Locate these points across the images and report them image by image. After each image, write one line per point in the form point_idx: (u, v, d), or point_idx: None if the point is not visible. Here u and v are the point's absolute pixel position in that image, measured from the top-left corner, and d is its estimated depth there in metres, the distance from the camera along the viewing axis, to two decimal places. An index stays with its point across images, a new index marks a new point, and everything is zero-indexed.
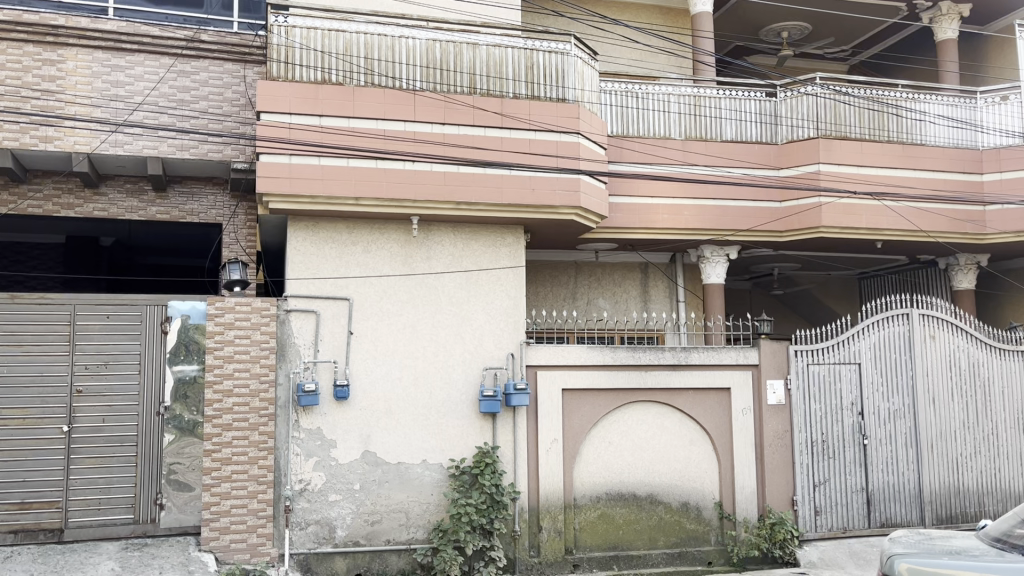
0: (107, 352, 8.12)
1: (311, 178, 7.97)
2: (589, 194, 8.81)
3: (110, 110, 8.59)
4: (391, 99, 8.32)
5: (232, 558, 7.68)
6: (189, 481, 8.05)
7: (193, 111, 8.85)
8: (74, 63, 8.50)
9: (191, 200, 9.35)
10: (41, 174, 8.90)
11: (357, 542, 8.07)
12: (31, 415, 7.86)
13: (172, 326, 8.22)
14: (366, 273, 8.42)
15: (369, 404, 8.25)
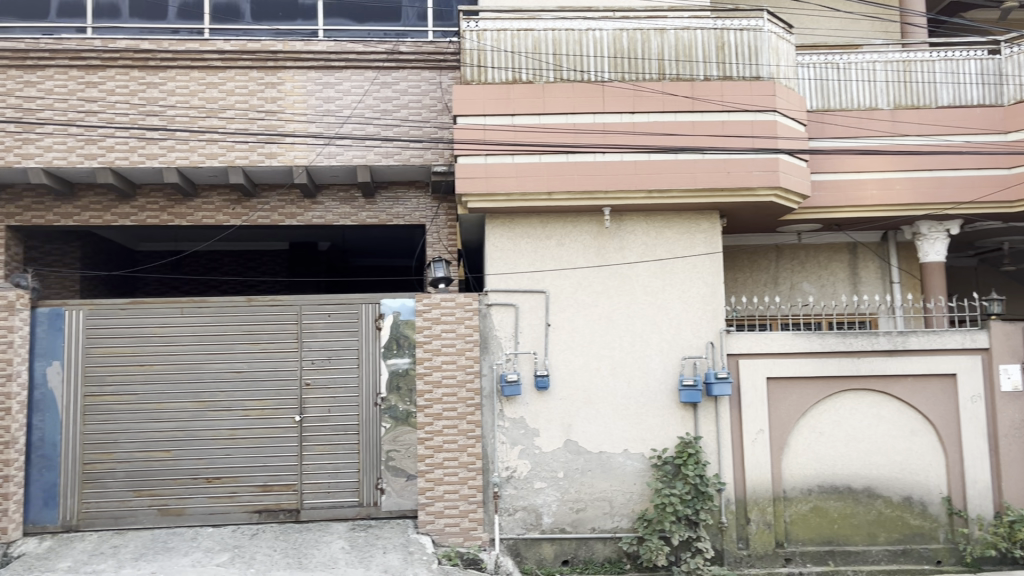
0: (330, 348, 8.82)
1: (506, 176, 8.22)
2: (788, 173, 8.41)
3: (323, 125, 9.30)
4: (580, 93, 8.42)
5: (447, 541, 8.09)
6: (405, 467, 8.60)
7: (395, 119, 9.41)
8: (291, 84, 9.30)
9: (396, 204, 9.91)
10: (268, 188, 9.81)
11: (564, 529, 8.25)
12: (269, 406, 8.71)
13: (385, 322, 8.80)
14: (561, 265, 8.55)
15: (570, 394, 8.39)
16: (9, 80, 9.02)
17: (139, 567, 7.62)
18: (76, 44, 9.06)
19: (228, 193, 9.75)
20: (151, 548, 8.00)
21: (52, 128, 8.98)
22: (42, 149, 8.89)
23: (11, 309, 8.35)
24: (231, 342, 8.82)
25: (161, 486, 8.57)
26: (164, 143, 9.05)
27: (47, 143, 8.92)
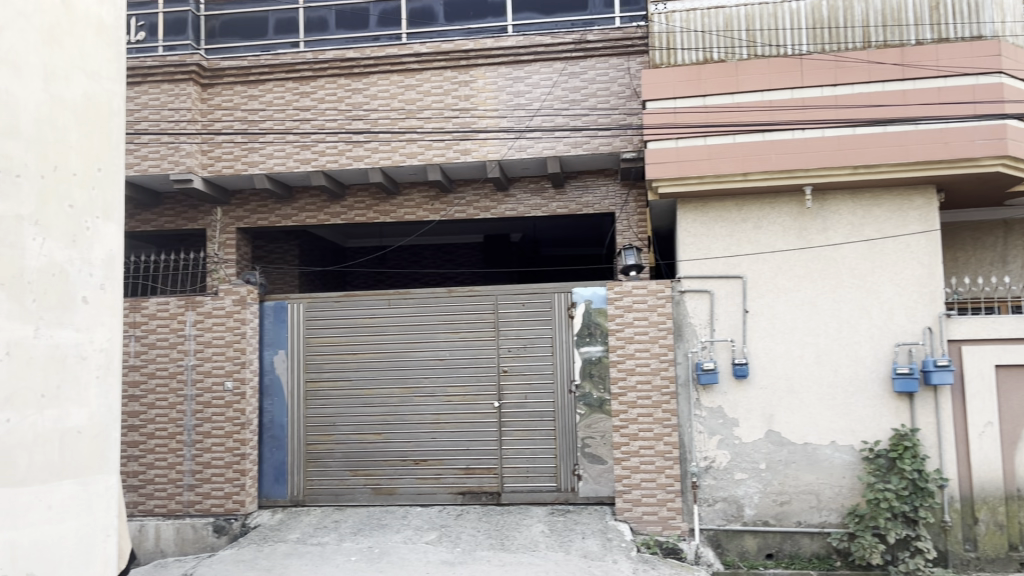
0: (525, 337, 9.04)
1: (698, 159, 8.02)
2: (1019, 140, 7.59)
3: (514, 119, 9.52)
4: (776, 68, 8.07)
5: (646, 530, 8.07)
6: (602, 454, 8.67)
7: (584, 109, 9.46)
8: (483, 81, 9.61)
9: (586, 193, 9.97)
10: (462, 182, 10.20)
11: (768, 522, 7.97)
12: (469, 392, 9.08)
13: (577, 311, 8.90)
14: (759, 249, 8.24)
15: (770, 383, 8.09)
16: (237, 95, 9.98)
17: (358, 541, 8.20)
18: (290, 58, 9.87)
19: (426, 190, 10.24)
20: (368, 524, 8.59)
21: (272, 137, 9.84)
22: (264, 156, 9.77)
23: (243, 303, 9.28)
24: (433, 331, 9.26)
25: (374, 466, 9.17)
26: (369, 145, 9.66)
27: (269, 151, 9.78)
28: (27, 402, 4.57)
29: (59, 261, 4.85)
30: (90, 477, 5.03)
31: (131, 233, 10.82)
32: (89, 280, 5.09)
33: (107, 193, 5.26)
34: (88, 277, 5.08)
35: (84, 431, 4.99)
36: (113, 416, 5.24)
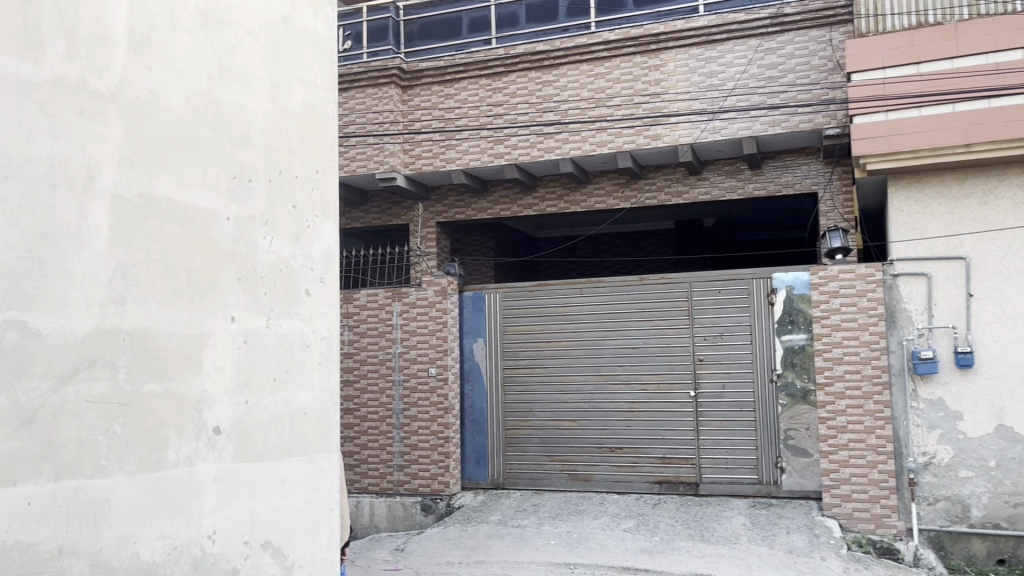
0: (721, 324, 8.82)
1: (912, 132, 7.46)
2: None
3: (707, 100, 9.27)
4: (1003, 27, 7.31)
5: (856, 527, 7.67)
6: (807, 447, 8.29)
7: (782, 85, 9.05)
8: (673, 64, 9.45)
9: (785, 172, 9.54)
10: (654, 168, 10.09)
11: (999, 525, 7.30)
12: (664, 379, 9.00)
13: (778, 297, 8.53)
14: (985, 227, 7.55)
15: (1001, 373, 7.38)
16: (434, 95, 10.45)
17: (556, 525, 8.37)
18: (483, 55, 10.19)
19: (617, 177, 10.24)
20: (566, 509, 8.76)
21: (467, 133, 10.20)
22: (460, 153, 10.16)
23: (444, 293, 9.74)
24: (626, 318, 9.26)
25: (570, 452, 9.34)
26: (559, 136, 9.78)
27: (464, 147, 10.16)
28: (261, 385, 5.06)
29: (285, 257, 5.31)
30: (316, 455, 5.48)
31: (342, 230, 11.66)
32: (311, 273, 5.53)
33: (324, 193, 5.70)
34: (310, 271, 5.52)
35: (310, 413, 5.44)
36: (334, 400, 5.66)
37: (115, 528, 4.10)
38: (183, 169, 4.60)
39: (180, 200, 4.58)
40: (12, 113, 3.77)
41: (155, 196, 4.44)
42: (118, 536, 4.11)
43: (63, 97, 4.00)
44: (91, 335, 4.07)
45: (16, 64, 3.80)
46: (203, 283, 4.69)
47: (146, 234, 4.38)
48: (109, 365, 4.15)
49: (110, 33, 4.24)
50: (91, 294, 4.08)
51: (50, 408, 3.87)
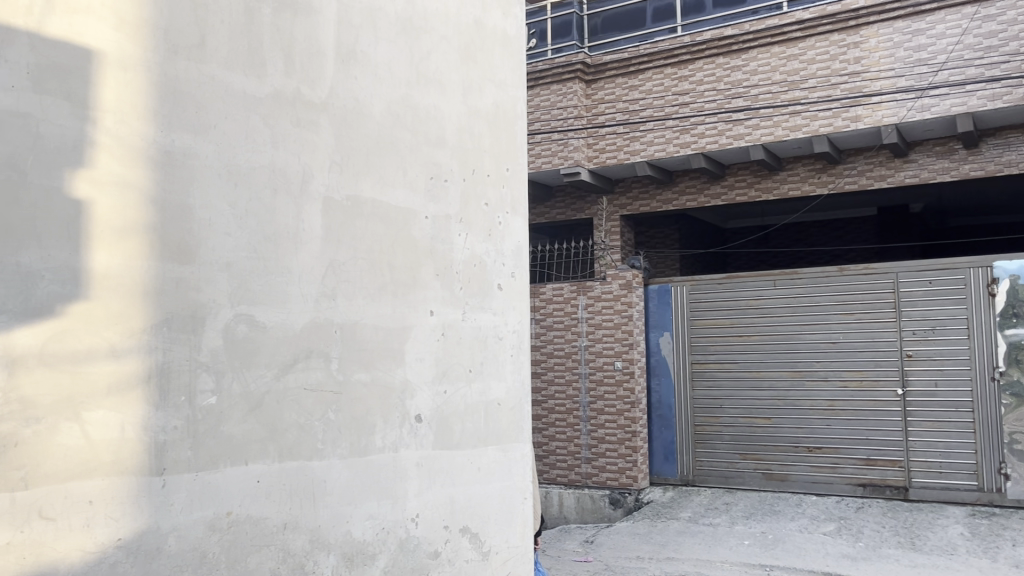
0: (933, 318, 9.36)
1: None
2: None
3: (915, 76, 9.18)
4: None
5: None
6: None
7: (1003, 54, 8.78)
8: (876, 40, 9.42)
9: (1008, 150, 9.15)
10: (854, 152, 10.05)
11: None
12: (866, 377, 9.72)
13: (1000, 288, 9.02)
14: None
15: None
16: (618, 87, 11.03)
17: (751, 525, 8.25)
18: (669, 44, 10.61)
19: (812, 163, 10.33)
20: (761, 510, 8.66)
21: (653, 124, 10.73)
22: (645, 144, 10.70)
23: (629, 287, 10.98)
24: (824, 312, 10.08)
25: (764, 452, 10.32)
26: (750, 122, 10.07)
27: (649, 138, 10.69)
28: (459, 375, 5.26)
29: (479, 253, 5.49)
30: (509, 444, 5.63)
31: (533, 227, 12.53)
32: (502, 268, 5.67)
33: (515, 190, 5.84)
34: (501, 265, 5.67)
35: (503, 404, 5.59)
36: (525, 391, 5.80)
37: (331, 508, 4.42)
38: (384, 172, 4.86)
39: (384, 201, 4.85)
40: (239, 126, 4.15)
41: (362, 197, 4.73)
42: (333, 514, 4.42)
43: (281, 110, 4.35)
44: (307, 328, 4.40)
45: (242, 81, 4.18)
46: (404, 279, 4.94)
47: (354, 233, 4.67)
48: (323, 355, 4.47)
49: (321, 47, 4.56)
50: (309, 289, 4.42)
51: (275, 395, 4.23)
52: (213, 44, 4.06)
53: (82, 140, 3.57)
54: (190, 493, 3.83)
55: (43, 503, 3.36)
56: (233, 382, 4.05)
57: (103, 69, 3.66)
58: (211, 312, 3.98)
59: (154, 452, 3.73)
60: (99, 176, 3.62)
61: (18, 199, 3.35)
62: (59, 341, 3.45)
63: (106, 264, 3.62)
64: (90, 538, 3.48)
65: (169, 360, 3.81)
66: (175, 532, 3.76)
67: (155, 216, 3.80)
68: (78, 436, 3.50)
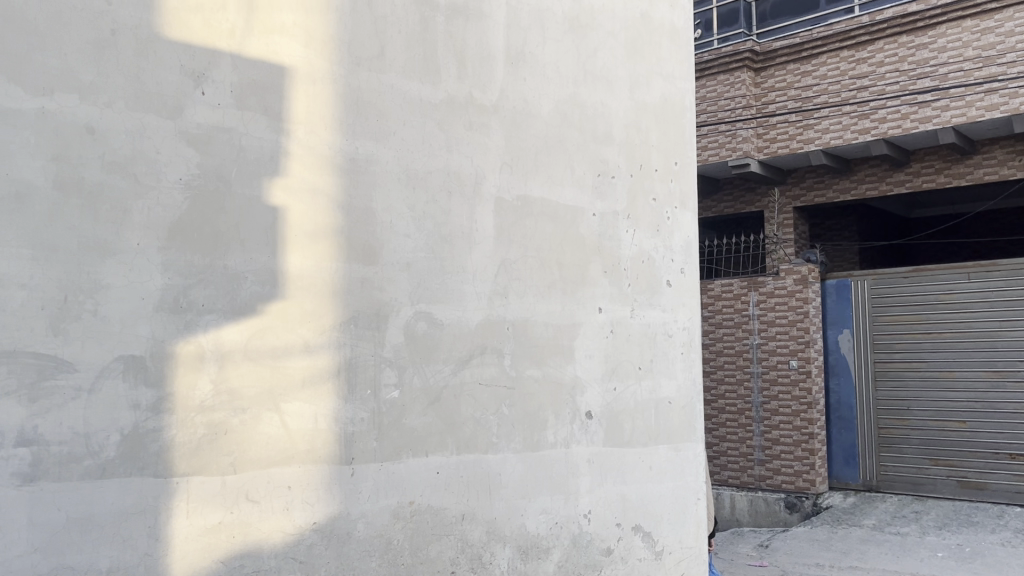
0: None
1: None
2: None
3: None
4: None
5: None
6: None
7: None
8: None
9: None
10: None
11: None
12: None
13: None
14: None
15: None
16: (789, 74, 10.72)
17: (944, 536, 7.69)
18: (845, 26, 10.16)
19: (1012, 145, 9.49)
20: (955, 520, 8.07)
21: (827, 111, 10.30)
22: (820, 132, 10.33)
23: (804, 282, 10.62)
24: None
25: (959, 458, 9.60)
26: (937, 104, 9.44)
27: (824, 125, 10.29)
28: (629, 373, 5.24)
29: (647, 249, 5.43)
30: (682, 444, 5.54)
31: (704, 222, 12.42)
32: (671, 264, 5.59)
33: (684, 184, 5.73)
34: (670, 262, 5.58)
35: (674, 402, 5.51)
36: (697, 390, 5.69)
37: (506, 501, 4.52)
38: (553, 170, 4.91)
39: (553, 200, 4.90)
40: (417, 132, 4.33)
41: (531, 196, 4.80)
42: (508, 508, 4.52)
43: (455, 114, 4.49)
44: (481, 326, 4.52)
45: (419, 88, 4.35)
46: (574, 277, 4.97)
47: (524, 231, 4.75)
48: (496, 351, 4.58)
49: (492, 50, 4.67)
50: (482, 287, 4.54)
51: (452, 390, 4.38)
52: (392, 54, 4.26)
53: (277, 151, 3.85)
54: (376, 481, 4.04)
55: (249, 487, 3.66)
56: (414, 377, 4.24)
57: (295, 83, 3.92)
58: (393, 311, 4.18)
59: (344, 442, 3.96)
60: (293, 184, 3.89)
61: (223, 207, 3.66)
62: (260, 337, 3.74)
63: (300, 266, 3.88)
64: (288, 520, 3.75)
65: (356, 356, 4.04)
66: (364, 518, 3.98)
67: (342, 219, 4.03)
68: (278, 426, 3.77)
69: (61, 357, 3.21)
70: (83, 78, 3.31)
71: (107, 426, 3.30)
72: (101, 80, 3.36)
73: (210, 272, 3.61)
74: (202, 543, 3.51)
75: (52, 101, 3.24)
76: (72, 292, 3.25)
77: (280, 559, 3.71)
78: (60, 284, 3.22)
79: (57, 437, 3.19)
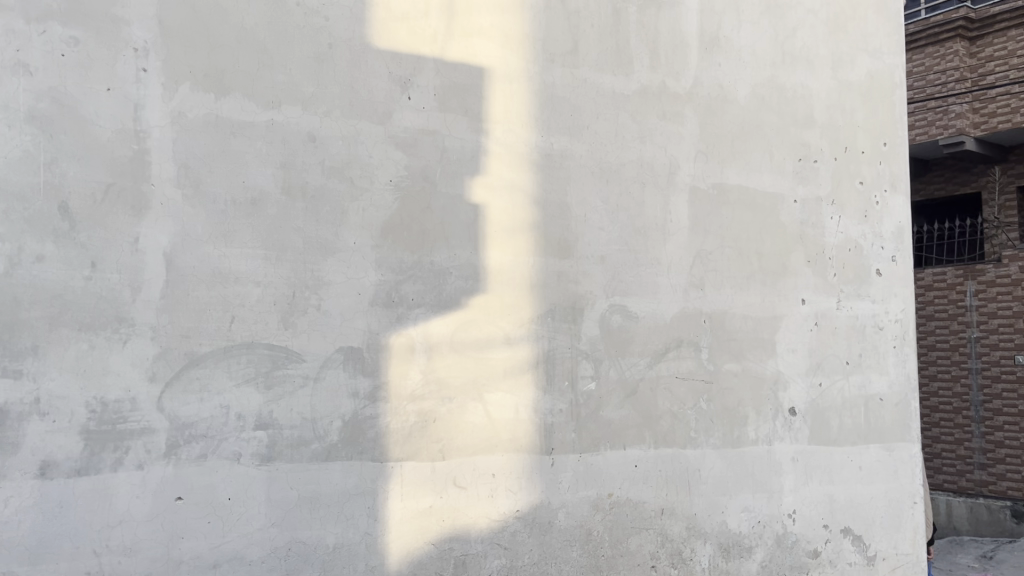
0: None
1: None
2: None
3: None
4: None
5: None
6: None
7: None
8: None
9: None
10: None
11: None
12: None
13: None
14: None
15: None
16: (1010, 40, 9.77)
17: None
18: None
19: None
20: None
21: None
22: None
23: None
24: None
25: None
26: None
27: None
28: (835, 368, 4.97)
29: (854, 236, 5.13)
30: (896, 443, 5.19)
31: (915, 207, 11.61)
32: (881, 253, 5.25)
33: (894, 166, 5.35)
34: (880, 249, 5.25)
35: (886, 399, 5.17)
36: (912, 386, 5.30)
37: (706, 497, 4.43)
38: (750, 157, 4.75)
39: (751, 188, 4.73)
40: (611, 124, 4.33)
41: (728, 185, 4.66)
42: (708, 503, 4.43)
43: (649, 104, 4.45)
44: (678, 318, 4.45)
45: (612, 81, 4.35)
46: (774, 267, 4.78)
47: (720, 221, 4.62)
48: (693, 345, 4.49)
49: (685, 38, 4.58)
50: (677, 280, 4.47)
51: (649, 383, 4.34)
52: (585, 49, 4.28)
53: (478, 150, 3.98)
54: (575, 473, 4.09)
55: (456, 473, 3.82)
56: (610, 369, 4.24)
57: (493, 83, 4.04)
58: (589, 303, 4.21)
59: (543, 433, 4.04)
60: (493, 182, 4.01)
61: (429, 206, 3.84)
62: (464, 330, 3.88)
63: (500, 261, 4.00)
64: (493, 507, 3.88)
65: (554, 348, 4.10)
66: (564, 508, 4.05)
67: (539, 214, 4.10)
68: (481, 415, 3.90)
69: (292, 348, 3.49)
70: (305, 91, 3.58)
71: (331, 412, 3.55)
72: (320, 91, 3.62)
73: (419, 269, 3.80)
74: (415, 525, 3.70)
75: (279, 113, 3.53)
76: (300, 289, 3.53)
77: (487, 544, 3.86)
78: (288, 281, 3.51)
79: (289, 422, 3.47)
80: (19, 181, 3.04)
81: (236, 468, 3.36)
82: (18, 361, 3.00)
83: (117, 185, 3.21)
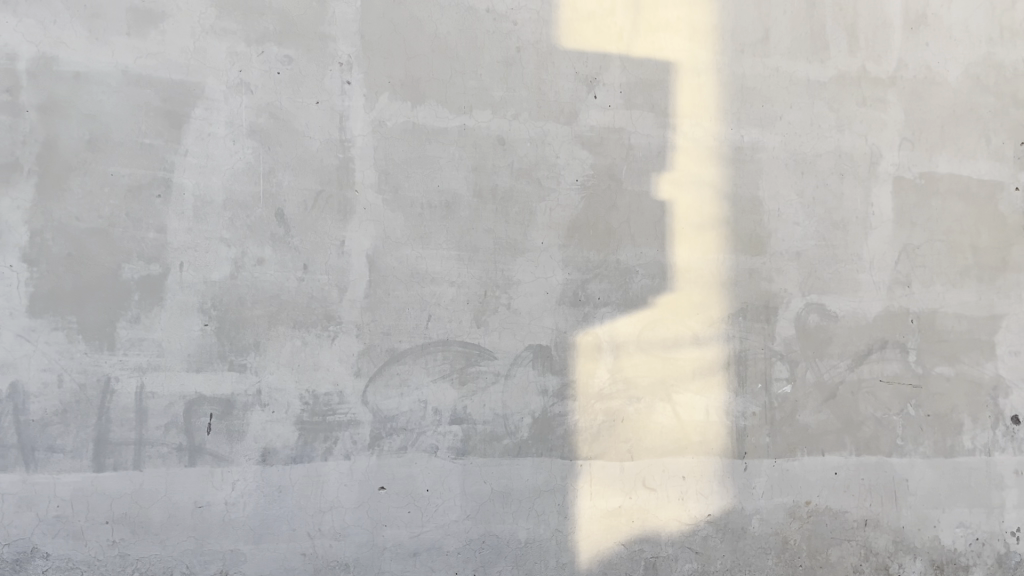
0: None
1: None
2: None
3: None
4: None
5: None
6: None
7: None
8: None
9: None
10: None
11: None
12: None
13: None
14: None
15: None
16: None
17: None
18: None
19: None
20: None
21: None
22: None
23: None
24: None
25: None
26: None
27: None
28: None
29: None
30: None
31: None
32: None
33: None
34: None
35: None
36: None
37: (914, 509, 4.12)
38: (964, 142, 4.35)
39: (965, 176, 4.33)
40: (805, 113, 4.13)
41: (938, 173, 4.30)
42: (918, 517, 4.12)
43: (847, 91, 4.20)
44: (881, 317, 4.15)
45: (806, 68, 4.14)
46: (992, 261, 4.33)
47: (930, 213, 4.27)
48: (899, 345, 4.16)
49: (888, 18, 4.29)
50: (880, 277, 4.17)
51: (850, 386, 4.07)
52: (776, 36, 4.11)
53: (665, 146, 3.92)
54: (770, 479, 3.92)
55: (646, 474, 3.77)
56: (807, 371, 4.02)
57: (680, 77, 3.96)
58: (783, 301, 4.02)
59: (735, 436, 3.90)
60: (681, 177, 3.93)
61: (615, 204, 3.82)
62: (651, 329, 3.83)
63: (688, 258, 3.91)
64: (684, 510, 3.81)
65: (746, 348, 3.95)
66: (758, 515, 3.90)
67: (729, 209, 3.97)
68: (671, 416, 3.82)
69: (484, 346, 3.59)
70: (494, 95, 3.67)
71: (521, 409, 3.61)
72: (509, 95, 3.70)
73: (606, 267, 3.78)
74: (605, 525, 3.70)
75: (471, 117, 3.63)
76: (491, 288, 3.62)
77: (678, 547, 3.80)
78: (480, 281, 3.60)
79: (482, 418, 3.56)
80: (242, 192, 3.34)
81: (433, 461, 3.49)
82: (242, 355, 3.30)
83: (326, 192, 3.43)
